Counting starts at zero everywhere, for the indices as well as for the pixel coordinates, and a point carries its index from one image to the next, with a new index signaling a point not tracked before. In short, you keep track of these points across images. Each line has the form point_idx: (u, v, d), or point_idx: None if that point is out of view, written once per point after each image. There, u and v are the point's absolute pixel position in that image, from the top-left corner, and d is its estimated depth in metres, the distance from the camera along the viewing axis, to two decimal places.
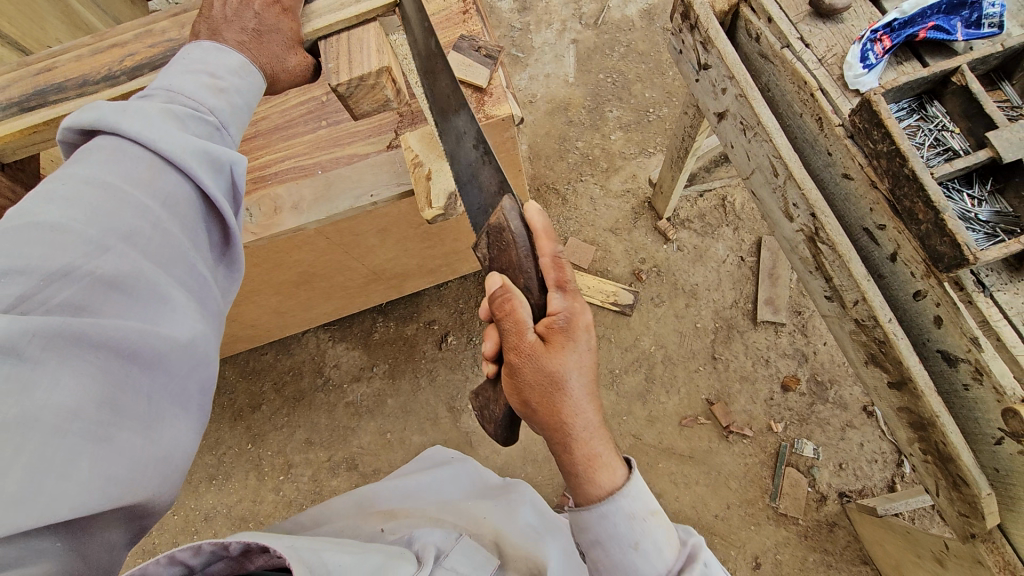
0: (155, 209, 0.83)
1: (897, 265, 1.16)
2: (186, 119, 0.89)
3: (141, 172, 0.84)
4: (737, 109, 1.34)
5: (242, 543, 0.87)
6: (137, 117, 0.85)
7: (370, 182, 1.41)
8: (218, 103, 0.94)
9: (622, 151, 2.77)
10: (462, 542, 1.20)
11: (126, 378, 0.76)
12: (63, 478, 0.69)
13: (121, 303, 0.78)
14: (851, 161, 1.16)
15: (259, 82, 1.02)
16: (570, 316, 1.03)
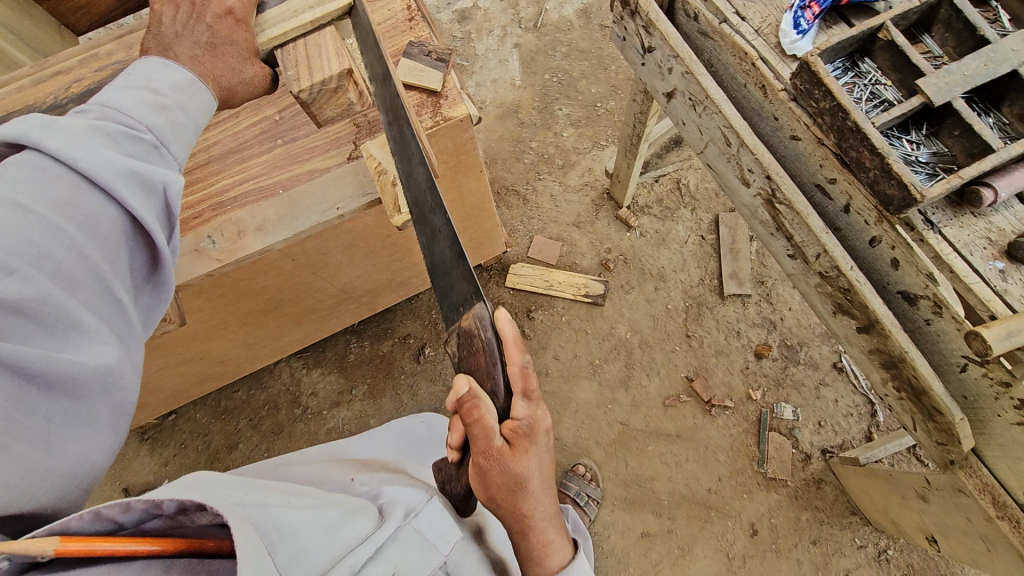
0: (69, 232, 0.78)
1: (851, 216, 1.23)
2: (119, 139, 0.85)
3: (58, 193, 0.79)
4: (685, 86, 1.40)
5: (176, 502, 0.78)
6: (60, 136, 0.81)
7: (335, 195, 1.40)
8: (158, 121, 0.90)
9: (576, 146, 2.82)
10: (433, 504, 1.12)
11: (23, 397, 0.72)
12: None
13: (22, 328, 0.73)
14: (797, 122, 1.22)
15: (208, 100, 0.99)
16: (534, 424, 1.03)
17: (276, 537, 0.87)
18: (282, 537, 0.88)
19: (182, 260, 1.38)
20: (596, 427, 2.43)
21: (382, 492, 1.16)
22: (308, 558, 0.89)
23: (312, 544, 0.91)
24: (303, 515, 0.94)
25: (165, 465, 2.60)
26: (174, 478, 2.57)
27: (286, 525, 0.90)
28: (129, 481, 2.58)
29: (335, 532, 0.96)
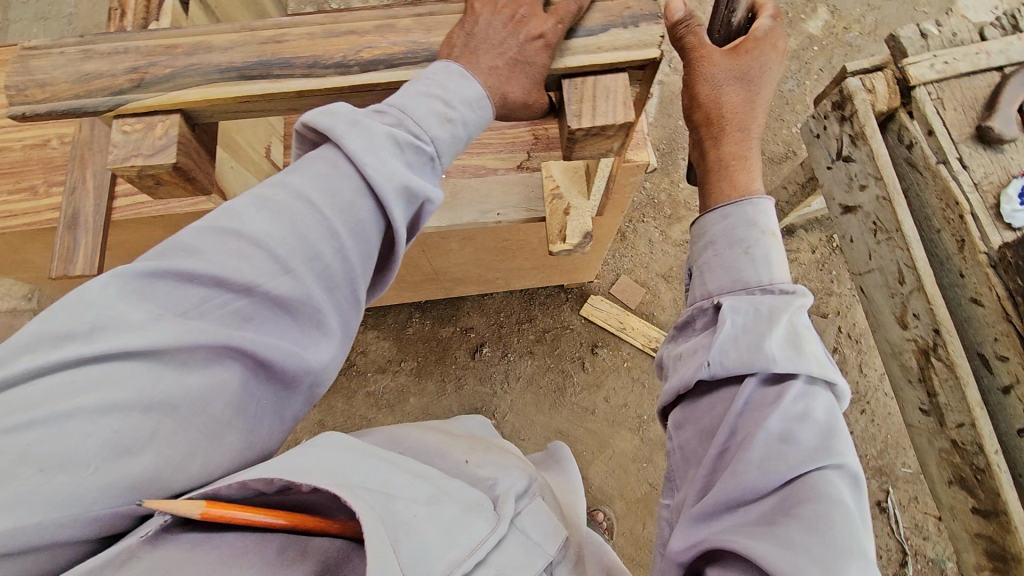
0: (341, 235, 0.79)
1: (1008, 398, 1.20)
2: (404, 147, 0.81)
3: (344, 195, 0.79)
4: (874, 209, 1.36)
5: (287, 481, 0.76)
6: (362, 135, 0.79)
7: (498, 201, 1.38)
8: (442, 133, 0.82)
9: (688, 201, 2.79)
10: (536, 505, 1.14)
11: (253, 383, 0.79)
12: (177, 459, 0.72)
13: (279, 321, 0.79)
14: (988, 289, 1.20)
15: (489, 116, 0.86)
16: (765, 33, 1.14)
17: (402, 534, 0.83)
18: (406, 533, 0.84)
19: None
20: (624, 480, 2.42)
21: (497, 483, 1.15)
22: (432, 556, 0.85)
23: (435, 540, 0.87)
24: (429, 510, 0.92)
25: None
26: None
27: (407, 520, 0.86)
28: None
29: (453, 533, 0.91)
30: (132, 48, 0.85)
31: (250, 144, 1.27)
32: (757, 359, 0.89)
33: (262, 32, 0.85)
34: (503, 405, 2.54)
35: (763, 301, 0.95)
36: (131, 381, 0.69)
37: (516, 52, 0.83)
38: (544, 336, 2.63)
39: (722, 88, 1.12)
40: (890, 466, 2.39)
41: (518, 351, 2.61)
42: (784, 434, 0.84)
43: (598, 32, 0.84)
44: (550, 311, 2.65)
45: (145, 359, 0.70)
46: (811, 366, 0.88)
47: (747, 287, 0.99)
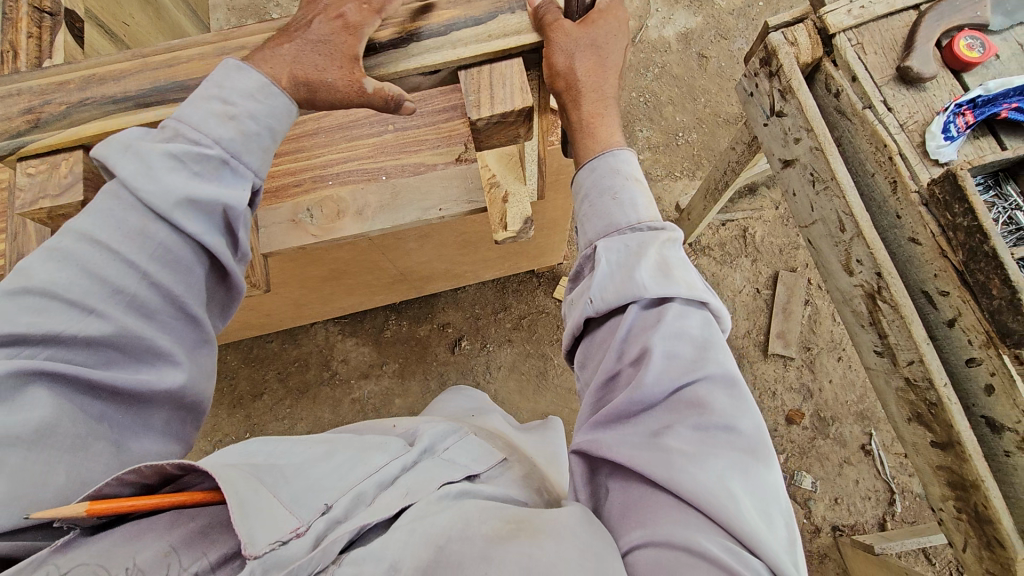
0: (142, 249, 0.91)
1: (954, 331, 1.23)
2: (184, 160, 0.93)
3: (132, 220, 0.91)
4: (810, 160, 1.37)
5: (155, 466, 0.79)
6: (164, 165, 0.92)
7: (439, 196, 1.38)
8: (225, 133, 0.95)
9: (649, 172, 2.80)
10: (464, 439, 1.16)
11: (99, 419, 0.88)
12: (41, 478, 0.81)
13: (131, 359, 0.90)
14: (923, 228, 1.21)
15: (280, 109, 1.00)
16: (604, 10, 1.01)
17: (277, 477, 0.89)
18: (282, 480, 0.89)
19: (279, 228, 1.39)
20: None
21: (418, 430, 1.18)
22: (319, 491, 0.89)
23: (320, 478, 0.92)
24: (327, 464, 0.95)
25: None
26: None
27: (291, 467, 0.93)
28: None
29: (346, 467, 0.96)
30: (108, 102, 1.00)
31: None
32: (631, 289, 0.90)
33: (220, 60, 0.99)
34: (488, 395, 2.56)
35: (632, 237, 0.94)
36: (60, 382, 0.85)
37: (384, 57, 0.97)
38: (520, 322, 2.64)
39: (577, 57, 0.96)
40: (871, 409, 2.43)
41: (496, 341, 2.63)
42: (668, 354, 0.86)
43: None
44: (524, 296, 2.66)
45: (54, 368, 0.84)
46: (684, 289, 0.90)
47: (619, 229, 0.96)
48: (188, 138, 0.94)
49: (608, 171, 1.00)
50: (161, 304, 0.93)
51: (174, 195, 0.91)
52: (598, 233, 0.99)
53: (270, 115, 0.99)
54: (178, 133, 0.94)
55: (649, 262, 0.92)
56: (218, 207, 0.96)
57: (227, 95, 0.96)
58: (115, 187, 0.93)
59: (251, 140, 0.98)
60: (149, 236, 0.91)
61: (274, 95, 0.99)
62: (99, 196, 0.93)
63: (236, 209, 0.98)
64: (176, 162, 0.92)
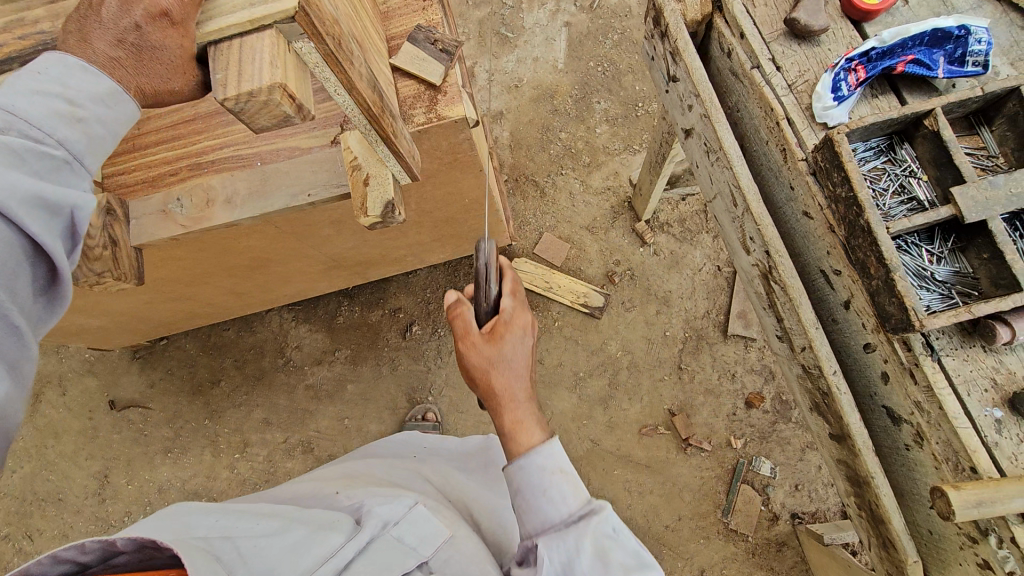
0: None
1: (850, 313, 1.10)
2: (22, 154, 0.78)
3: None
4: (702, 130, 1.25)
5: (130, 539, 0.87)
6: None
7: (307, 181, 1.32)
8: (71, 134, 0.82)
9: (607, 146, 2.68)
10: (415, 511, 1.17)
11: None
12: None
13: None
14: (812, 200, 1.08)
15: (131, 110, 0.89)
16: (512, 317, 1.28)
17: (233, 560, 0.94)
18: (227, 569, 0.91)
19: (150, 219, 1.36)
20: (566, 440, 2.37)
21: (366, 504, 1.19)
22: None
23: (278, 564, 0.97)
24: (269, 536, 1.00)
25: (151, 386, 2.69)
26: (158, 401, 2.67)
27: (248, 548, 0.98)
28: (118, 394, 2.69)
29: (301, 552, 0.99)
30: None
31: None
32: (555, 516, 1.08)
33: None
34: (439, 381, 2.53)
35: (562, 500, 1.07)
36: None
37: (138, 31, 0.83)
38: None
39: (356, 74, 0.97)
40: None
41: (448, 325, 2.58)
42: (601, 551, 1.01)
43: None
44: None
45: None
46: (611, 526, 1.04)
47: (553, 526, 1.07)
48: (23, 132, 0.79)
49: (536, 469, 1.10)
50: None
51: (18, 191, 0.77)
52: (524, 500, 1.10)
53: (119, 119, 0.88)
54: (9, 124, 0.78)
55: (568, 483, 1.08)
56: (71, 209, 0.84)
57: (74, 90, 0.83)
58: None
59: (97, 142, 0.86)
60: None
61: (122, 99, 0.87)
62: None
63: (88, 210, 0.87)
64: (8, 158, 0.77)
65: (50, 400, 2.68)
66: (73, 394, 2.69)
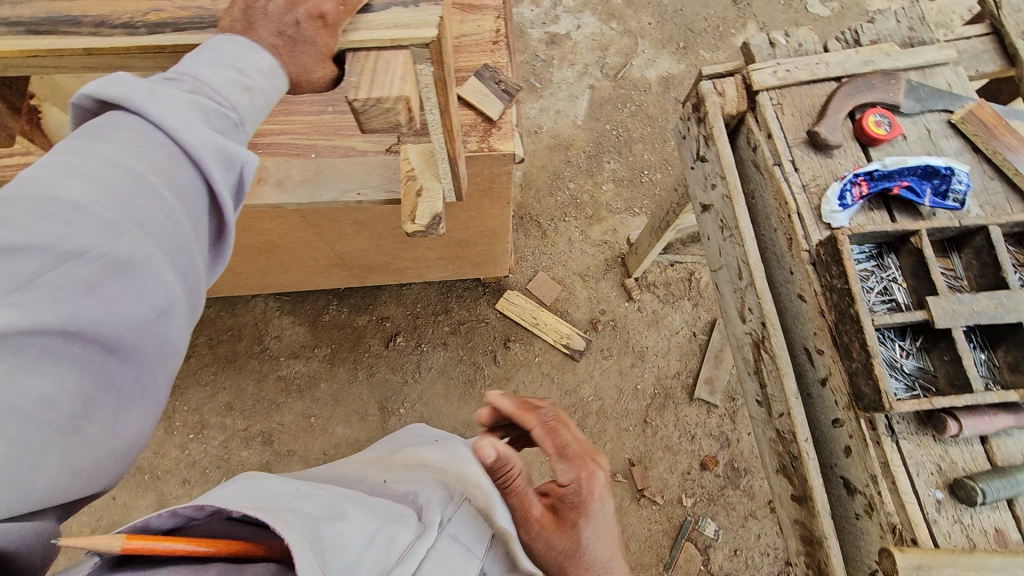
0: (168, 201, 0.80)
1: (825, 390, 1.25)
2: (209, 114, 0.83)
3: (160, 161, 0.80)
4: (721, 208, 1.42)
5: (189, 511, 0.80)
6: (165, 102, 0.80)
7: (359, 181, 1.41)
8: (243, 100, 0.86)
9: (610, 203, 2.86)
10: (462, 510, 1.06)
11: (37, 430, 0.70)
12: (34, 470, 0.72)
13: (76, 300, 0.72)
14: (807, 285, 1.26)
15: (284, 87, 0.91)
16: (578, 493, 1.15)
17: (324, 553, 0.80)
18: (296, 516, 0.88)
19: None
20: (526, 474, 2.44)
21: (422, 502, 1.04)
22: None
23: (351, 548, 0.83)
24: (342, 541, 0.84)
25: None
26: None
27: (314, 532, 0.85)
28: None
29: (375, 543, 0.87)
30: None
31: None
32: None
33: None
34: (413, 395, 2.57)
35: None
36: None
37: (292, 29, 0.85)
38: (458, 328, 2.65)
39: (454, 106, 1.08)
40: None
41: (431, 342, 2.64)
42: None
43: (385, 11, 0.85)
44: (465, 303, 2.68)
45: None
46: None
47: None
48: (214, 98, 0.84)
49: None
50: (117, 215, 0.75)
51: (209, 138, 0.82)
52: None
53: (269, 95, 0.89)
54: (196, 89, 0.83)
55: None
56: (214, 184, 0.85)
57: (244, 64, 0.85)
58: (110, 122, 0.80)
59: (262, 113, 0.90)
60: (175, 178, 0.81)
61: (278, 77, 0.89)
62: (107, 128, 0.80)
63: (250, 168, 0.90)
64: (201, 115, 0.83)
65: None
66: None
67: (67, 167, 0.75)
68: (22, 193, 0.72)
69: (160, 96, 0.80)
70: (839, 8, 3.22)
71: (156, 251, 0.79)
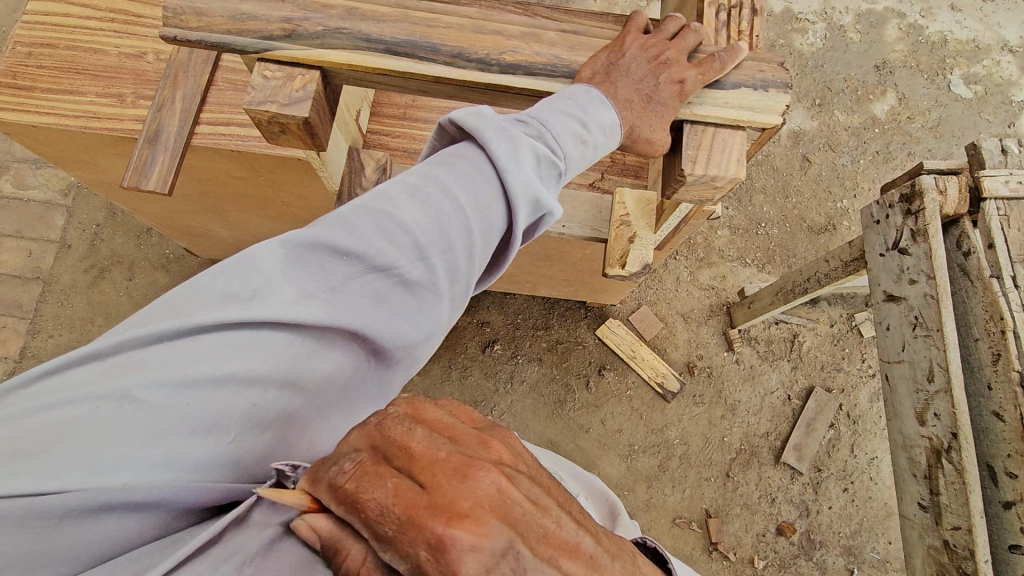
0: (473, 235, 0.83)
1: (1008, 513, 1.26)
2: (543, 159, 0.85)
3: (482, 195, 0.83)
4: (920, 305, 1.41)
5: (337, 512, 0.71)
6: (510, 141, 0.83)
7: (565, 214, 1.42)
8: (576, 152, 0.87)
9: (723, 249, 2.83)
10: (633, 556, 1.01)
11: (298, 407, 0.76)
12: (280, 439, 0.77)
13: (375, 310, 0.78)
14: (1012, 406, 1.25)
15: (615, 142, 0.91)
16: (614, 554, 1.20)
17: None
18: None
19: None
20: None
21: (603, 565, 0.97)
22: None
23: None
24: None
25: None
26: None
27: None
28: None
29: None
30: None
31: (349, 106, 1.30)
32: None
33: (415, 13, 0.87)
34: (503, 404, 2.59)
35: None
36: (264, 354, 0.71)
37: (652, 88, 0.89)
38: (555, 346, 2.66)
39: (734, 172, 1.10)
40: (859, 548, 2.46)
41: (527, 355, 2.65)
42: None
43: (727, 87, 0.90)
44: (566, 323, 2.69)
45: (280, 332, 0.72)
46: None
47: None
48: (550, 143, 0.85)
49: None
50: (431, 236, 0.80)
51: (532, 184, 0.84)
52: None
53: (603, 147, 0.90)
54: (541, 133, 0.85)
55: None
56: (509, 229, 0.88)
57: (589, 119, 0.87)
58: (459, 150, 0.85)
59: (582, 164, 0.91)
60: (489, 212, 0.83)
61: (614, 133, 0.90)
62: (451, 152, 0.85)
63: (550, 216, 0.92)
64: (535, 157, 0.85)
65: (112, 279, 2.68)
66: (142, 285, 2.68)
67: (411, 189, 0.80)
68: (371, 206, 0.79)
69: (510, 136, 0.83)
70: (983, 92, 3.14)
71: (442, 278, 0.82)
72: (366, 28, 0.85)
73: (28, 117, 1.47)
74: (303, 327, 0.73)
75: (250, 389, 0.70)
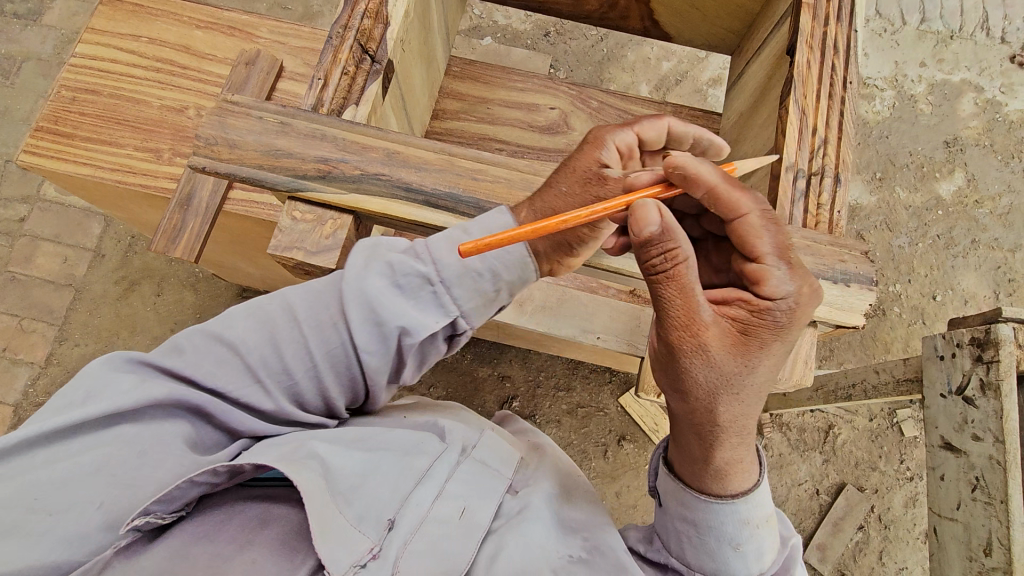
0: (312, 338, 0.95)
1: None
2: (397, 274, 0.95)
3: (323, 307, 0.96)
4: (983, 467, 1.29)
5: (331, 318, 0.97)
6: (351, 260, 0.96)
7: (601, 324, 1.33)
8: (443, 260, 0.94)
9: None
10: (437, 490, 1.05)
11: (146, 469, 0.87)
12: (133, 492, 0.85)
13: (220, 405, 0.95)
14: None
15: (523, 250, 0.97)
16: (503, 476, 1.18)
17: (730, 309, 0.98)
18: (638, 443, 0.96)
19: None
20: None
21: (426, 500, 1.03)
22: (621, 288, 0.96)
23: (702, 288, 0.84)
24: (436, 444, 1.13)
25: None
26: None
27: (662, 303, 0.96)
28: None
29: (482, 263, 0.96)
30: (330, 136, 0.98)
31: None
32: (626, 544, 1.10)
33: (460, 164, 1.00)
34: None
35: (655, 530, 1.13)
36: (104, 439, 0.87)
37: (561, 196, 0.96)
38: (576, 409, 2.57)
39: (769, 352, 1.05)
40: None
41: (545, 415, 2.57)
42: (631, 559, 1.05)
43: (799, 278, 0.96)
44: (589, 386, 2.59)
45: (127, 422, 0.89)
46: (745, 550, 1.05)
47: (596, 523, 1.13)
48: (405, 258, 0.96)
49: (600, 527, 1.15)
50: (264, 341, 0.95)
51: (371, 294, 0.94)
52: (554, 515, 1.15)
53: (503, 259, 0.96)
54: (393, 250, 0.97)
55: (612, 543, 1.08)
56: (396, 331, 0.95)
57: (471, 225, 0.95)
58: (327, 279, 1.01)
59: (466, 275, 0.95)
60: (334, 328, 0.95)
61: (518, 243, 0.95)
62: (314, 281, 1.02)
63: (417, 329, 0.96)
64: (387, 273, 0.95)
65: (141, 292, 2.69)
66: (169, 301, 2.67)
67: (250, 309, 0.97)
68: (212, 326, 0.96)
69: (356, 256, 0.97)
70: None
71: (278, 378, 0.96)
72: (396, 173, 0.97)
73: (65, 166, 1.45)
74: (144, 418, 0.90)
75: (91, 470, 0.84)
